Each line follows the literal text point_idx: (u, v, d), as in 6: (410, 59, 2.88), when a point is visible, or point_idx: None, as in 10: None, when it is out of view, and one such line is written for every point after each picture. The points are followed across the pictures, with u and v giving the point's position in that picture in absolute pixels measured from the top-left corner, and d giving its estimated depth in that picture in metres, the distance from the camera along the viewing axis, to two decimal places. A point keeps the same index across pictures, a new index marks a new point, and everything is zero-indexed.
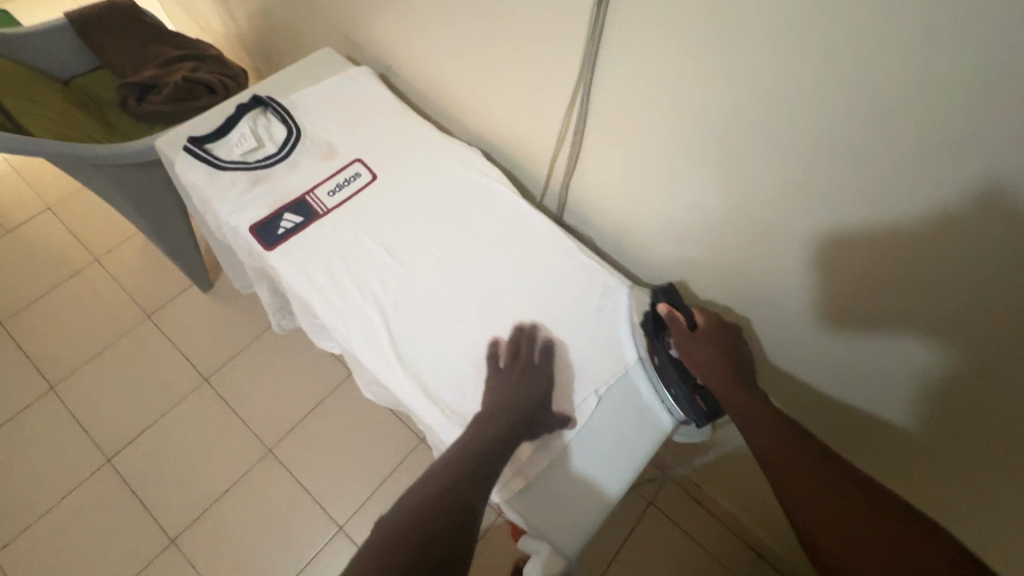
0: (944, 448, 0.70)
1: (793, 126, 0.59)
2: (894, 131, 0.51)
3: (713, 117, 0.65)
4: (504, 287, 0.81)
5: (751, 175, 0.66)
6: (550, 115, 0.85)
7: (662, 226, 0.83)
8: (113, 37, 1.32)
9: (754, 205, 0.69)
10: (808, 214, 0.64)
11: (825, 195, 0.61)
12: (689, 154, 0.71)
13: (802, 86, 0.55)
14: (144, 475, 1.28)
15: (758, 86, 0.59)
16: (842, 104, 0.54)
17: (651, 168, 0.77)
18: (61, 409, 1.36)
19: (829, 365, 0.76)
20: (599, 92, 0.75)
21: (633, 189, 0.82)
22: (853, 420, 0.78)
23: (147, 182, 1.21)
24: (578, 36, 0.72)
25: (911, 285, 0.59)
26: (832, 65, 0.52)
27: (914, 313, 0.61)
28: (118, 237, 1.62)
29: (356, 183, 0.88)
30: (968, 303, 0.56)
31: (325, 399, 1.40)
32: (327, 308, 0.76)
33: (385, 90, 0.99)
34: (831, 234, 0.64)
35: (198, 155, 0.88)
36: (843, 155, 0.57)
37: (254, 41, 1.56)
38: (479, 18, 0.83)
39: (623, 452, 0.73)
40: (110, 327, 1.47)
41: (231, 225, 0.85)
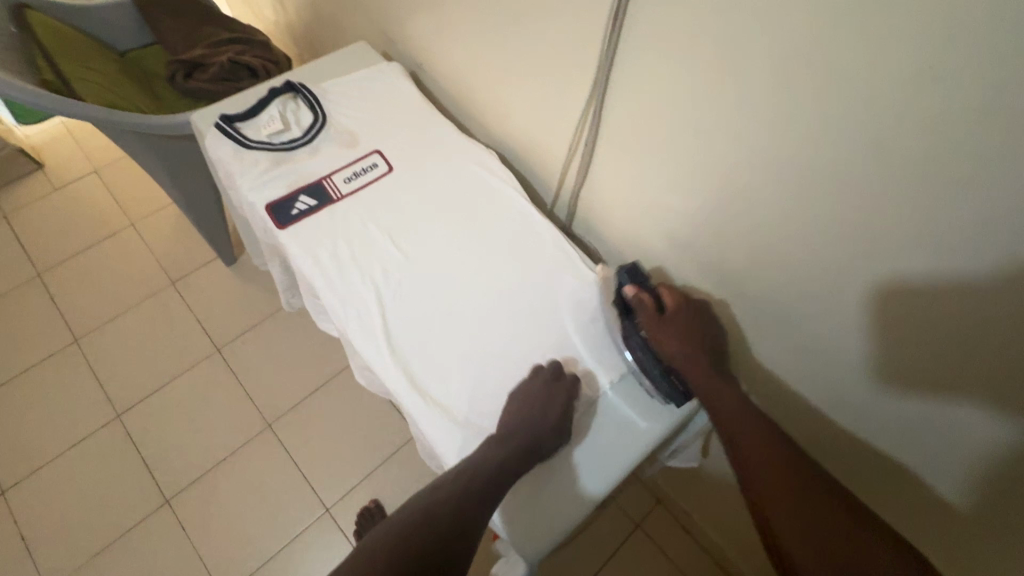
0: (992, 523, 0.61)
1: (825, 138, 0.53)
2: (933, 154, 0.46)
3: (742, 122, 0.59)
4: (510, 294, 0.78)
5: (770, 191, 0.61)
6: (564, 119, 0.81)
7: (669, 241, 0.79)
8: (169, 16, 1.35)
9: (766, 224, 0.64)
10: (825, 236, 0.59)
11: (856, 217, 0.55)
12: (701, 164, 0.67)
13: (843, 93, 0.50)
14: (150, 434, 1.39)
15: (791, 92, 0.53)
16: (889, 116, 0.48)
17: (668, 179, 0.72)
18: (83, 362, 1.48)
19: (868, 420, 0.68)
20: (617, 94, 0.71)
21: (641, 201, 0.79)
22: (866, 469, 0.72)
23: (182, 160, 1.26)
24: (600, 32, 0.68)
25: (969, 337, 0.52)
26: (884, 72, 0.46)
27: (970, 370, 0.54)
28: (155, 205, 1.73)
29: (373, 173, 0.86)
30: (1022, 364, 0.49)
31: (325, 385, 1.49)
32: (329, 292, 0.75)
33: (411, 84, 0.96)
34: (845, 262, 0.59)
35: (227, 132, 0.85)
36: (875, 175, 0.51)
37: (300, 31, 1.59)
38: (502, 15, 0.80)
39: (619, 463, 0.69)
40: (137, 290, 1.59)
41: (249, 202, 0.82)
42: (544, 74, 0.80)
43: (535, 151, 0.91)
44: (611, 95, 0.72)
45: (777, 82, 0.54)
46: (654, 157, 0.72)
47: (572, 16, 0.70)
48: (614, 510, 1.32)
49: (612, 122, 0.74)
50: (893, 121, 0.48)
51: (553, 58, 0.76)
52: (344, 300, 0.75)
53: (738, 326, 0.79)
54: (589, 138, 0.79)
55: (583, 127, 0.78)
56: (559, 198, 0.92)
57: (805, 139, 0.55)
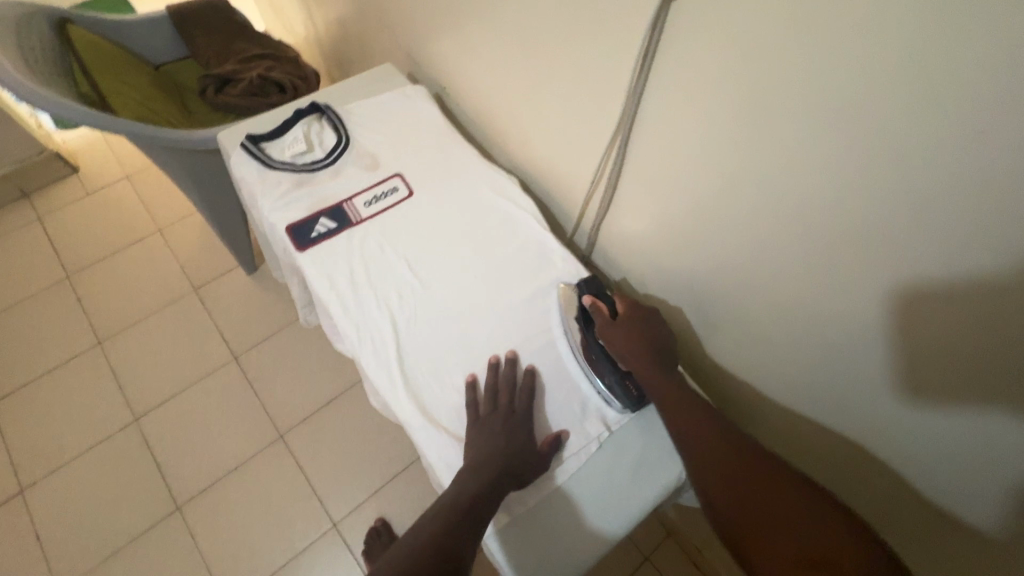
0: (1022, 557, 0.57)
1: (857, 191, 0.51)
2: (977, 216, 0.43)
3: (770, 166, 0.57)
4: (525, 324, 0.77)
5: (800, 237, 0.59)
6: (587, 150, 0.80)
7: (691, 278, 0.77)
8: (204, 32, 1.38)
9: (794, 269, 0.61)
10: (858, 288, 0.56)
11: (890, 272, 0.52)
12: (727, 205, 0.65)
13: (878, 146, 0.47)
14: (164, 440, 1.41)
15: (823, 140, 0.51)
16: (927, 173, 0.45)
17: (691, 216, 0.70)
18: (104, 365, 1.51)
19: (878, 433, 0.64)
20: (641, 129, 0.69)
21: (662, 237, 0.77)
22: (895, 520, 0.69)
23: (208, 173, 1.28)
24: (626, 68, 0.66)
25: (977, 350, 0.49)
26: (924, 128, 0.44)
27: (981, 384, 0.50)
28: (182, 211, 1.77)
29: (393, 197, 0.85)
30: None
31: (338, 399, 1.49)
32: (344, 318, 0.75)
33: (435, 108, 0.96)
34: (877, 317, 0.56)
35: (252, 152, 0.86)
36: (911, 232, 0.49)
37: (329, 48, 1.61)
38: (527, 45, 0.79)
39: (630, 501, 0.67)
40: (159, 296, 1.62)
41: (269, 223, 0.83)
42: (568, 105, 0.79)
43: (556, 178, 0.90)
44: (635, 129, 0.70)
45: (809, 128, 0.52)
46: (678, 194, 0.70)
47: (598, 49, 0.69)
48: (625, 543, 1.29)
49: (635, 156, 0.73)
50: (934, 177, 0.45)
51: (577, 89, 0.75)
52: (358, 326, 0.74)
53: (762, 369, 0.76)
54: (612, 170, 0.77)
55: (606, 160, 0.77)
56: (579, 227, 0.91)
57: (838, 187, 0.53)
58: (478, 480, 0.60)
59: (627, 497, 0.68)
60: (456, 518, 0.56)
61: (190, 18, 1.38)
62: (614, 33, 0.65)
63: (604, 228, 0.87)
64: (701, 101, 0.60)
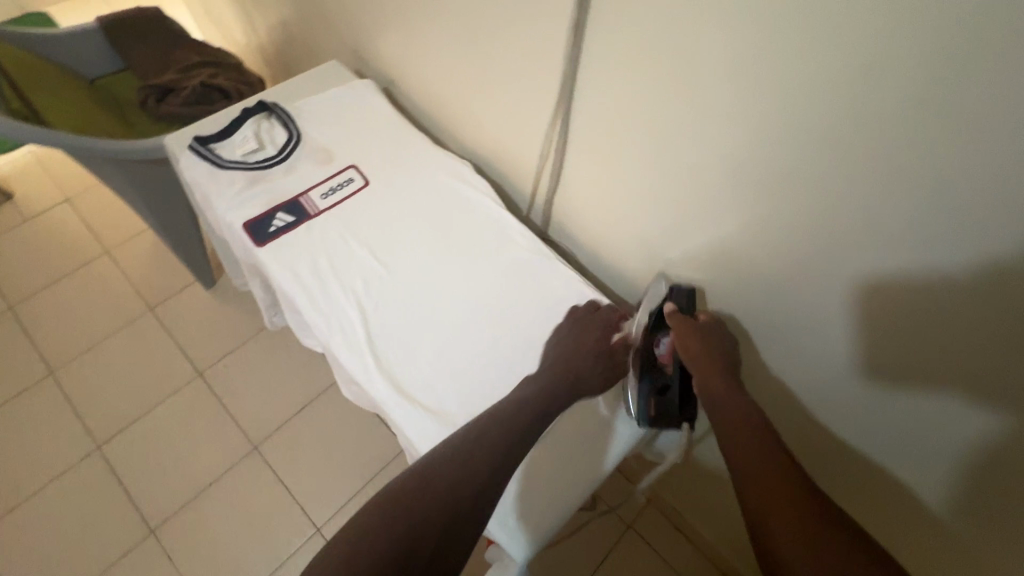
0: (954, 510, 0.67)
1: (776, 135, 0.56)
2: (875, 144, 0.50)
3: (699, 123, 0.62)
4: (490, 299, 0.79)
5: (731, 186, 0.64)
6: (535, 129, 0.84)
7: (641, 241, 0.81)
8: (141, 42, 1.35)
9: (729, 218, 0.67)
10: (786, 227, 0.62)
11: (810, 205, 0.58)
12: (666, 165, 0.69)
13: (787, 91, 0.53)
14: (131, 464, 1.37)
15: (741, 92, 0.57)
16: (831, 111, 0.51)
17: (635, 180, 0.75)
18: (59, 394, 1.44)
19: (848, 413, 0.70)
20: (584, 103, 0.73)
21: (611, 205, 0.81)
22: (842, 479, 0.78)
23: (156, 185, 1.25)
24: (564, 44, 0.70)
25: (944, 343, 0.55)
26: (824, 71, 0.50)
27: (944, 369, 0.57)
28: (131, 231, 1.72)
29: (349, 188, 0.87)
30: (990, 366, 0.53)
31: (310, 404, 1.47)
32: (309, 307, 0.76)
33: (383, 101, 0.98)
34: (805, 251, 0.62)
35: (202, 154, 0.86)
36: (825, 166, 0.54)
37: (271, 53, 1.60)
38: (469, 30, 0.83)
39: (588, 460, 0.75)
40: (113, 319, 1.56)
41: (226, 222, 0.83)
42: (514, 86, 0.82)
43: (509, 160, 0.93)
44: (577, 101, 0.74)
45: (730, 81, 0.57)
46: (622, 160, 0.75)
47: (537, 25, 0.72)
48: (607, 514, 1.33)
49: (580, 128, 0.77)
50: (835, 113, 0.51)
51: (521, 67, 0.79)
52: (325, 313, 0.75)
53: None
54: (559, 144, 0.81)
55: (552, 135, 0.81)
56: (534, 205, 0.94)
57: (758, 134, 0.58)
58: (493, 444, 0.62)
59: (592, 461, 0.75)
60: (458, 476, 0.58)
61: (124, 29, 1.34)
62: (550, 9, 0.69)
63: (556, 204, 0.90)
64: (634, 66, 0.65)
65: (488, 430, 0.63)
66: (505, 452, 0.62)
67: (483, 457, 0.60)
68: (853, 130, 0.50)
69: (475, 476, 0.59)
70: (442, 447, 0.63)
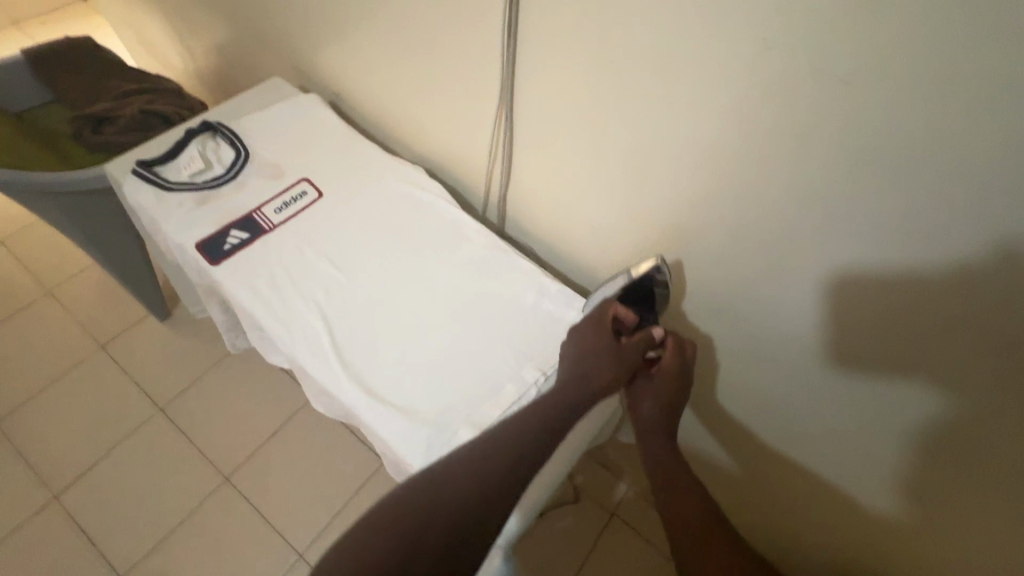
0: (898, 488, 0.75)
1: (701, 113, 0.61)
2: (787, 114, 0.54)
3: (632, 109, 0.66)
4: (454, 297, 0.80)
5: (667, 167, 0.68)
6: (483, 129, 0.86)
7: (594, 230, 0.85)
8: (70, 72, 1.31)
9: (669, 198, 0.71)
10: (720, 201, 0.66)
11: (738, 176, 0.62)
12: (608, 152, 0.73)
13: (706, 72, 0.58)
14: (93, 511, 1.30)
15: (665, 77, 0.61)
16: (744, 87, 0.56)
17: (580, 171, 0.79)
18: (6, 446, 1.36)
19: (819, 400, 0.75)
20: (526, 100, 0.77)
21: (562, 196, 0.84)
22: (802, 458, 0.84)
23: (98, 216, 1.21)
24: (502, 44, 0.73)
25: (900, 340, 0.61)
26: (737, 51, 0.54)
27: (903, 362, 0.62)
28: (73, 268, 1.64)
29: (303, 201, 0.87)
30: (945, 360, 0.59)
31: (281, 428, 1.44)
32: (270, 320, 0.75)
33: (330, 114, 0.98)
34: (740, 221, 0.66)
35: (146, 177, 0.84)
36: (748, 140, 0.59)
37: (210, 76, 1.57)
38: (410, 37, 0.85)
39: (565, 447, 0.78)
40: (60, 361, 1.49)
41: (176, 243, 0.81)
42: (458, 88, 0.84)
43: (461, 162, 0.95)
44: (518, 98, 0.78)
45: (657, 66, 0.61)
46: (567, 152, 0.78)
47: (474, 27, 0.75)
48: (588, 504, 1.36)
49: (525, 123, 0.80)
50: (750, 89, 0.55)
51: (463, 69, 0.81)
52: (287, 324, 0.75)
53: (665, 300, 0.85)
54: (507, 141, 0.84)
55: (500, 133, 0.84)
56: (488, 205, 0.97)
57: (685, 115, 0.62)
58: (500, 473, 0.60)
59: (564, 453, 0.78)
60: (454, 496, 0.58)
61: (51, 59, 1.30)
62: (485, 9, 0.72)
63: (511, 201, 0.93)
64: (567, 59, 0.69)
65: (495, 456, 0.61)
66: (511, 483, 0.61)
67: (487, 489, 0.59)
68: (767, 104, 0.55)
69: (477, 507, 0.59)
70: (443, 464, 0.61)
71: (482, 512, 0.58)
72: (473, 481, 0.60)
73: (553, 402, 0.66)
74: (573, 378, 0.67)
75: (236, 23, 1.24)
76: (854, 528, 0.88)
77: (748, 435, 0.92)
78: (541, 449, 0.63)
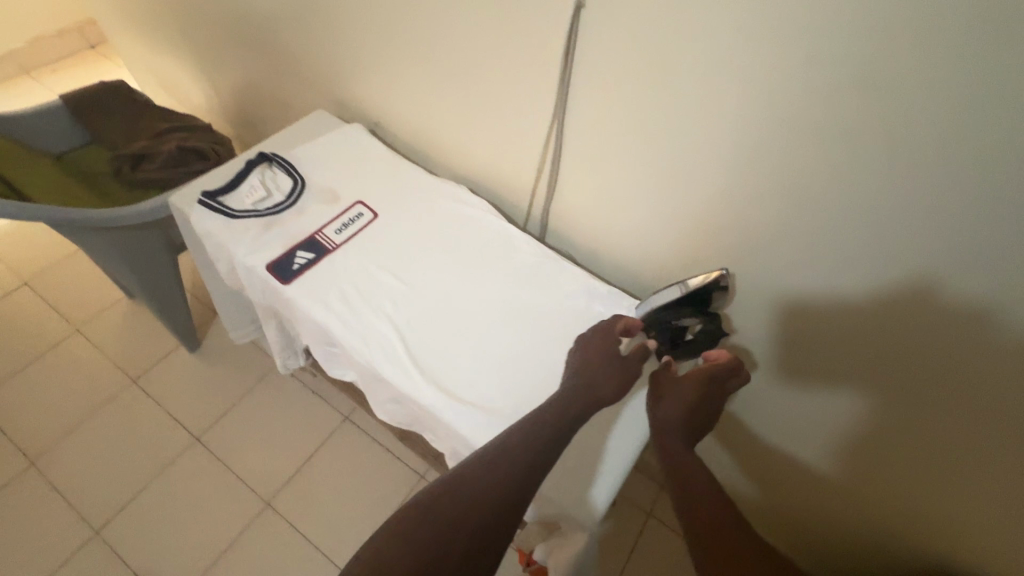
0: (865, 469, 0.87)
1: (743, 131, 0.66)
2: (827, 129, 0.60)
3: (675, 128, 0.72)
4: (512, 302, 0.86)
5: (708, 178, 0.74)
6: (525, 148, 0.93)
7: (633, 238, 0.91)
8: (106, 115, 1.36)
9: (707, 205, 0.77)
10: (760, 210, 0.71)
11: (780, 186, 0.67)
12: (649, 165, 0.78)
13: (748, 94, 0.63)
14: (136, 544, 1.30)
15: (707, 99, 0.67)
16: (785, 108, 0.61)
17: (619, 184, 0.84)
18: (44, 484, 1.36)
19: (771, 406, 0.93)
20: (571, 122, 0.83)
21: (602, 208, 0.90)
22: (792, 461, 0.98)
23: (141, 249, 1.25)
24: (548, 74, 0.80)
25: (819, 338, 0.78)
26: (778, 77, 0.60)
27: (827, 357, 0.79)
28: (100, 304, 1.66)
29: (360, 222, 0.93)
30: (852, 346, 0.75)
31: (319, 450, 1.46)
32: (346, 331, 0.80)
33: (375, 141, 1.04)
34: (780, 225, 0.71)
35: (212, 207, 0.89)
36: (790, 156, 0.64)
37: (235, 111, 1.63)
38: (455, 69, 0.92)
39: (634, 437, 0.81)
40: (93, 397, 1.50)
41: (246, 266, 0.87)
42: (500, 111, 0.91)
43: (501, 178, 1.02)
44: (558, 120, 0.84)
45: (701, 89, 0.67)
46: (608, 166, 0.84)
47: (517, 57, 0.81)
48: (626, 506, 1.39)
49: (568, 144, 0.86)
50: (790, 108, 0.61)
51: (505, 94, 0.88)
52: (362, 334, 0.80)
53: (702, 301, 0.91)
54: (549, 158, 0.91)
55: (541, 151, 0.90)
56: (529, 216, 1.03)
57: (726, 132, 0.68)
58: (506, 485, 0.63)
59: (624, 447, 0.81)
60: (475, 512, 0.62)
61: (88, 103, 1.35)
62: (528, 40, 0.78)
63: (552, 212, 0.99)
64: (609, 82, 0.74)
65: (503, 469, 0.64)
66: (517, 494, 0.63)
67: (509, 498, 0.63)
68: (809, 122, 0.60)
69: (489, 519, 0.61)
70: (453, 481, 0.64)
71: (496, 523, 0.62)
72: (484, 495, 0.63)
73: (553, 418, 0.69)
74: (572, 393, 0.71)
75: (267, 59, 1.30)
76: (873, 515, 0.93)
77: (780, 428, 0.95)
78: (543, 461, 0.65)
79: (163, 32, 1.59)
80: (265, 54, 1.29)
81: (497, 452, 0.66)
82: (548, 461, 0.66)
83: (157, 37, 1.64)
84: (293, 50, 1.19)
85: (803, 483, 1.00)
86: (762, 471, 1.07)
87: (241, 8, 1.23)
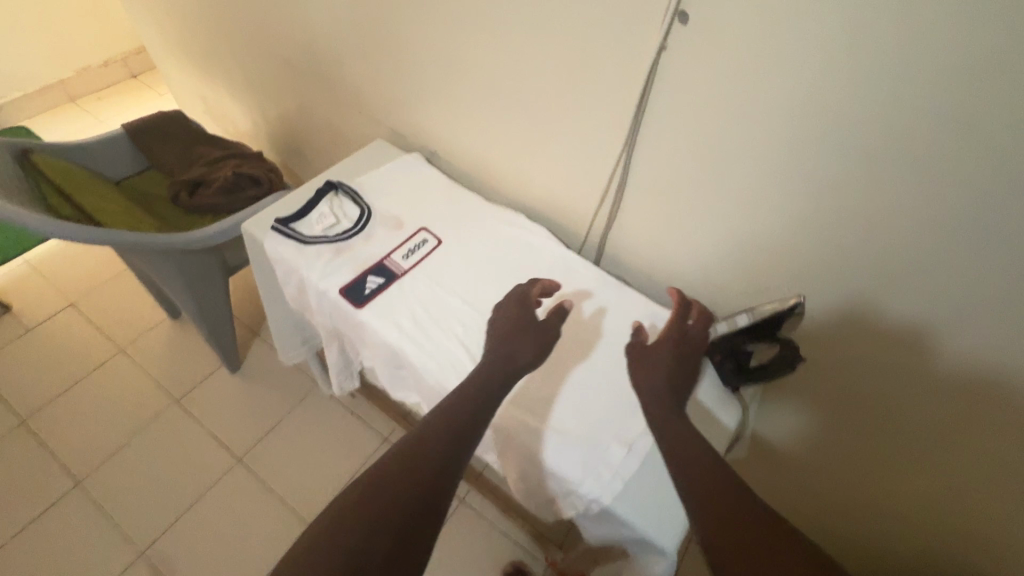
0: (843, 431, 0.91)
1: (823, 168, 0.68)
2: (913, 169, 0.62)
3: (750, 163, 0.74)
4: (571, 324, 0.89)
5: (779, 210, 0.76)
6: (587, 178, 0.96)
7: (691, 265, 0.93)
8: (165, 143, 1.42)
9: (777, 236, 0.79)
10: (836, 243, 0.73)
11: (859, 221, 0.69)
12: (719, 197, 0.81)
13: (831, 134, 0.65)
14: (180, 565, 1.30)
15: (787, 137, 0.69)
16: (870, 148, 0.63)
17: (683, 213, 0.87)
18: (89, 504, 1.37)
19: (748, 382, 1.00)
20: (640, 155, 0.85)
21: (662, 235, 0.93)
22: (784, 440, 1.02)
23: (198, 272, 1.28)
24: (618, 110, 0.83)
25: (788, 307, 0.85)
26: (864, 119, 0.62)
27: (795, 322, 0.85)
28: (145, 325, 1.69)
29: (425, 248, 0.96)
30: (816, 307, 0.82)
31: (360, 471, 1.46)
32: (419, 353, 0.82)
33: (435, 171, 1.08)
34: (852, 258, 0.73)
35: (286, 233, 0.93)
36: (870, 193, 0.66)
37: (282, 139, 1.69)
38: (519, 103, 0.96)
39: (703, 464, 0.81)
40: (138, 416, 1.52)
41: (319, 289, 0.89)
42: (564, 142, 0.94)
43: (559, 205, 1.04)
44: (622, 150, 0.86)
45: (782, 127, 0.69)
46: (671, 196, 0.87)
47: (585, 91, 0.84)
48: None
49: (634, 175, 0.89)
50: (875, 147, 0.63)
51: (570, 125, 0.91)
52: (435, 357, 0.82)
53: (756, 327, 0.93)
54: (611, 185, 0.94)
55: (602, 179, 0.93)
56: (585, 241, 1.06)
57: (806, 168, 0.70)
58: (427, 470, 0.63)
59: None
60: (422, 465, 0.63)
61: (148, 132, 1.41)
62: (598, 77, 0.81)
63: (609, 239, 1.02)
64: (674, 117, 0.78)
65: (426, 454, 0.64)
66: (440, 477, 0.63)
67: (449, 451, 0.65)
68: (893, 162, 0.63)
69: (418, 506, 0.59)
70: (373, 482, 0.61)
71: (427, 508, 0.60)
72: (407, 482, 0.61)
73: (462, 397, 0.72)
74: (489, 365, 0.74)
75: (323, 89, 1.35)
76: (876, 485, 0.93)
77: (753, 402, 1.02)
78: (463, 440, 0.67)
79: (219, 63, 1.66)
80: (323, 84, 1.35)
81: (415, 445, 0.66)
82: (467, 442, 0.67)
83: (211, 68, 1.71)
84: (354, 81, 1.24)
85: (807, 462, 1.01)
86: (783, 466, 1.06)
87: (303, 42, 1.29)
